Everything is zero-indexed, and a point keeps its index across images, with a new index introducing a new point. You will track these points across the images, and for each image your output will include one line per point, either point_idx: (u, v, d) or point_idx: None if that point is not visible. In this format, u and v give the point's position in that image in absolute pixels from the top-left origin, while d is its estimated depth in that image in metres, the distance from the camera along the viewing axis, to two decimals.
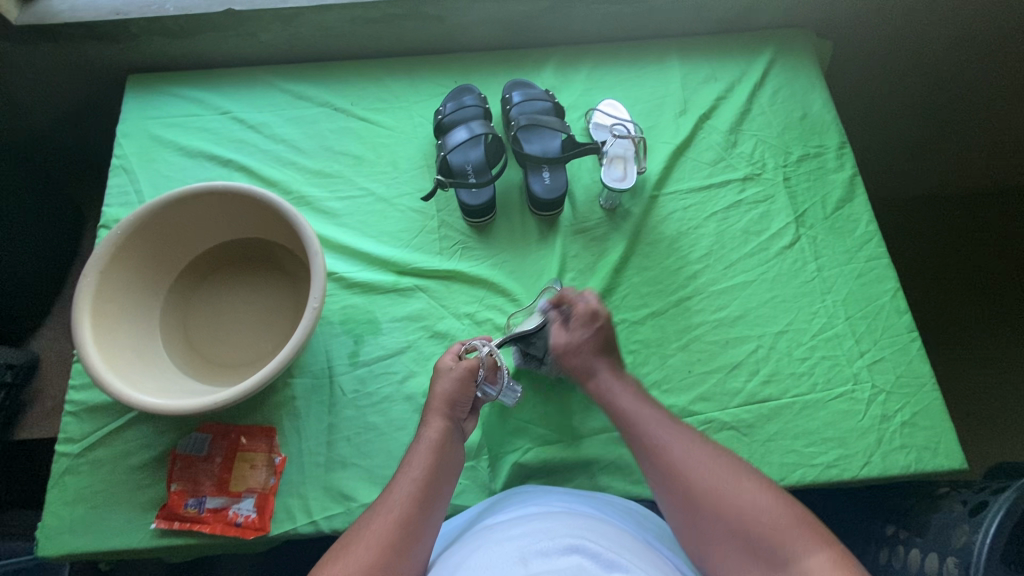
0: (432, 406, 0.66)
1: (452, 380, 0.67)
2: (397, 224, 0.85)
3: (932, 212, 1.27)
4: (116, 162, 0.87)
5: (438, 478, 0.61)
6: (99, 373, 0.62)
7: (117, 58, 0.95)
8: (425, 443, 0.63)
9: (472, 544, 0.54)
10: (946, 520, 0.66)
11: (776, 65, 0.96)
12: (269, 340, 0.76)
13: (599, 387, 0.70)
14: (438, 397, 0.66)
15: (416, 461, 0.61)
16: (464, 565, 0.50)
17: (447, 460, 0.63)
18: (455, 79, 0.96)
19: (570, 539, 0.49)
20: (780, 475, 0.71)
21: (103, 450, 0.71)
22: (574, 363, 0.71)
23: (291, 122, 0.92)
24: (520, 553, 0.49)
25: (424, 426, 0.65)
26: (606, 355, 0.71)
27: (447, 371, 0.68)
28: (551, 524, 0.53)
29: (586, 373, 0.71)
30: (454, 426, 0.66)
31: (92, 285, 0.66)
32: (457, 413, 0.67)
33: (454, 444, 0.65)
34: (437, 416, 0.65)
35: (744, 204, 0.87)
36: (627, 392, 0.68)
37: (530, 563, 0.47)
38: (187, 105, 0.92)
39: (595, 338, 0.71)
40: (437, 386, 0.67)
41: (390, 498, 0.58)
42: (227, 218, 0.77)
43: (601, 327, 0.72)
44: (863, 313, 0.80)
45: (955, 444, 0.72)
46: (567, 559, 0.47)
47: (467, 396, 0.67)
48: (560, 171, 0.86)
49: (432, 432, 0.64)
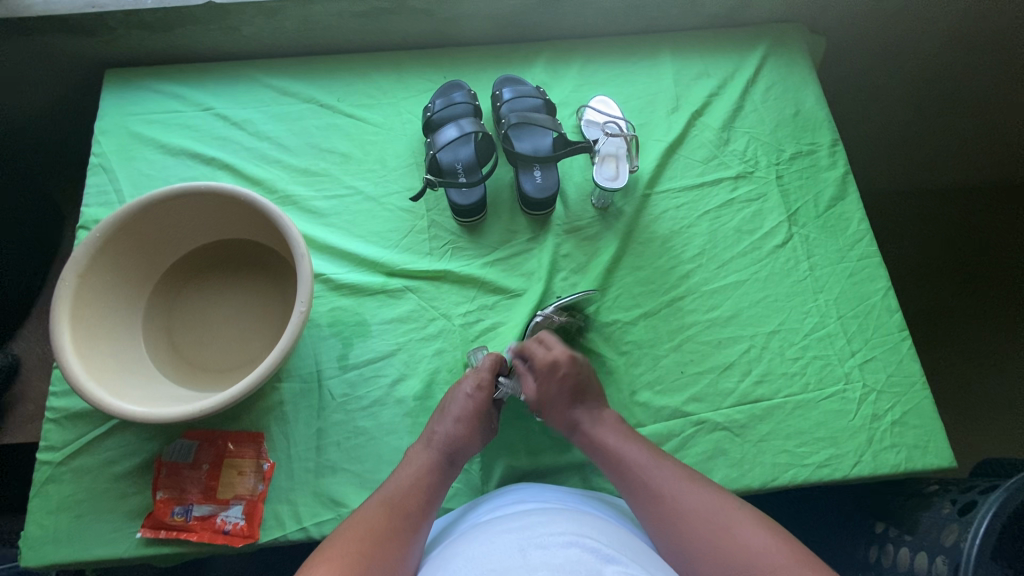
0: (426, 436, 0.65)
1: (451, 420, 0.65)
2: (386, 223, 0.84)
3: (938, 208, 1.24)
4: (94, 161, 0.85)
5: (421, 502, 0.59)
6: (79, 381, 0.60)
7: (95, 53, 0.93)
8: (411, 469, 0.62)
9: (471, 536, 0.53)
10: (935, 518, 0.67)
11: (770, 61, 0.95)
12: (256, 344, 0.75)
13: (590, 436, 0.66)
14: (435, 432, 0.65)
15: (400, 484, 0.60)
16: (461, 557, 0.49)
17: (434, 497, 0.60)
18: (445, 75, 0.94)
19: (569, 535, 0.48)
20: (772, 475, 0.71)
21: (86, 458, 0.70)
22: (554, 413, 0.68)
23: (276, 119, 0.89)
24: (519, 545, 0.47)
25: (413, 454, 0.64)
26: (580, 403, 0.67)
27: (448, 410, 0.66)
28: (550, 520, 0.52)
29: (566, 426, 0.67)
30: (445, 464, 0.63)
31: (71, 288, 0.64)
32: (455, 458, 0.64)
33: (440, 478, 0.62)
34: (436, 450, 0.63)
35: (736, 202, 0.86)
36: (621, 436, 0.65)
37: (528, 554, 0.46)
38: (169, 101, 0.90)
39: (564, 388, 0.67)
40: (439, 424, 0.65)
41: (365, 515, 0.56)
42: (210, 219, 0.75)
43: (563, 375, 0.67)
44: (855, 312, 0.80)
45: (944, 444, 0.72)
46: (566, 553, 0.46)
47: (472, 445, 0.65)
48: (551, 169, 0.85)
49: (418, 461, 0.63)
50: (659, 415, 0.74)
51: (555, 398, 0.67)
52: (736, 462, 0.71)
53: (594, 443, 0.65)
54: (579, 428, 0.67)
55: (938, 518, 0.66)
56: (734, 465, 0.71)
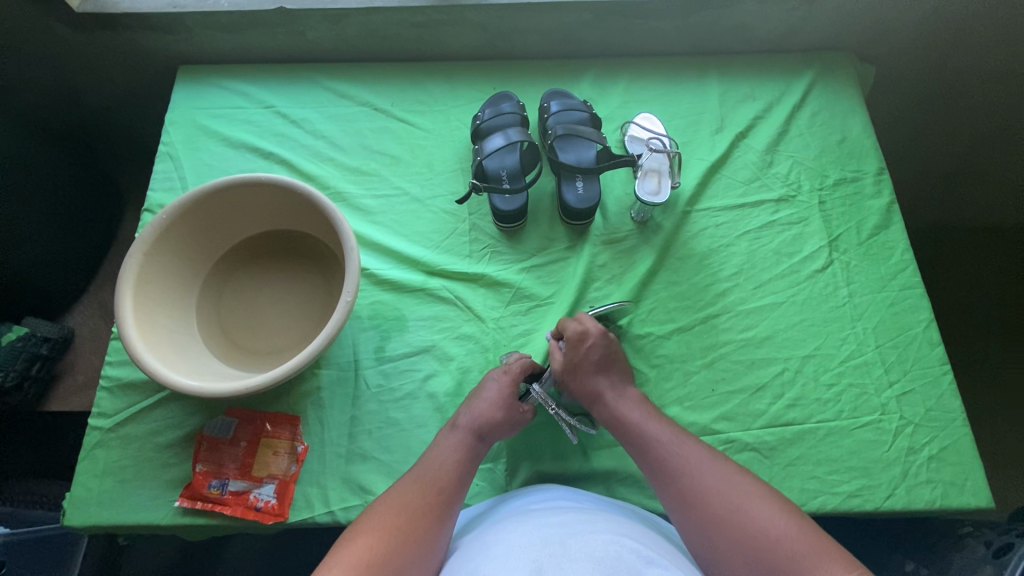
0: (458, 418, 0.66)
1: (485, 403, 0.66)
2: (429, 224, 0.87)
3: (994, 245, 1.18)
4: (163, 149, 0.90)
5: (456, 482, 0.60)
6: (137, 350, 0.63)
7: (171, 50, 0.99)
8: (445, 450, 0.63)
9: (508, 525, 0.53)
10: (969, 560, 0.66)
11: (817, 88, 0.96)
12: (300, 331, 0.78)
13: (613, 409, 0.66)
14: (468, 414, 0.66)
15: (435, 464, 0.61)
16: (501, 543, 0.49)
17: (463, 475, 0.62)
18: (494, 86, 0.97)
19: (608, 534, 0.49)
20: (801, 500, 0.70)
21: (133, 427, 0.73)
22: (579, 384, 0.69)
23: (332, 120, 0.94)
24: (558, 537, 0.48)
25: (446, 435, 0.65)
26: (605, 373, 0.69)
27: (484, 396, 0.67)
28: (587, 519, 0.52)
29: (593, 397, 0.68)
30: (477, 445, 0.65)
31: (136, 265, 0.68)
32: (484, 436, 0.65)
33: (472, 459, 0.64)
34: (463, 430, 0.65)
35: (776, 225, 0.86)
36: (645, 414, 0.65)
37: (569, 546, 0.46)
38: (234, 98, 0.95)
39: (597, 355, 0.69)
40: (473, 405, 0.67)
41: (402, 493, 0.57)
42: (266, 209, 0.79)
43: (592, 345, 0.69)
44: (895, 342, 0.78)
45: (983, 483, 0.70)
46: (606, 549, 0.46)
47: (501, 429, 0.66)
48: (593, 181, 0.86)
49: (451, 442, 0.64)
50: (687, 430, 0.74)
51: (584, 366, 0.69)
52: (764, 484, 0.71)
53: (615, 414, 0.66)
54: (602, 402, 0.67)
55: (972, 560, 0.66)
56: None
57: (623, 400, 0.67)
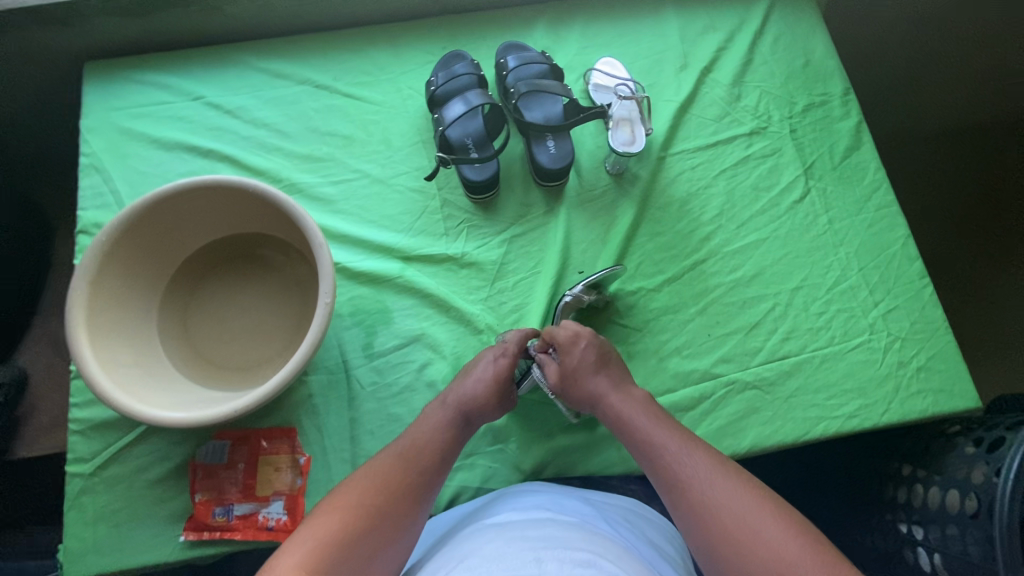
0: (445, 394, 0.65)
1: (472, 380, 0.65)
2: (398, 206, 0.81)
3: (946, 144, 1.21)
4: (86, 161, 0.81)
5: (435, 461, 0.59)
6: (104, 389, 0.58)
7: (71, 45, 0.87)
8: (428, 427, 0.61)
9: (487, 538, 0.51)
10: (962, 458, 0.68)
11: (776, 10, 0.92)
12: (278, 340, 0.73)
13: (613, 408, 0.64)
14: (454, 391, 0.65)
15: (417, 437, 0.60)
16: (475, 556, 0.48)
17: (447, 455, 0.60)
18: (443, 45, 0.90)
19: (589, 553, 0.46)
20: (804, 429, 0.72)
21: (118, 467, 0.69)
22: (575, 391, 0.66)
23: (271, 104, 0.85)
24: (534, 555, 0.46)
25: (433, 409, 0.64)
26: (604, 371, 0.66)
27: (476, 373, 0.65)
28: (570, 539, 0.49)
29: (589, 399, 0.66)
30: (463, 425, 0.63)
31: (83, 295, 0.61)
32: (471, 417, 0.64)
33: (456, 438, 0.62)
34: (450, 408, 0.63)
35: (751, 159, 0.85)
36: (646, 412, 0.62)
37: (544, 565, 0.44)
38: (155, 92, 0.85)
39: (589, 358, 0.67)
40: (462, 382, 0.65)
41: (374, 471, 0.56)
42: (217, 215, 0.72)
43: (586, 347, 0.67)
44: (876, 262, 0.80)
45: (969, 386, 0.74)
46: (583, 573, 0.44)
47: (489, 405, 0.64)
48: (564, 137, 0.82)
49: (436, 420, 0.62)
50: (688, 379, 0.74)
51: (579, 369, 0.66)
52: (769, 419, 0.72)
53: (614, 413, 0.64)
54: (602, 401, 0.65)
55: (964, 458, 0.68)
56: (767, 422, 0.72)
57: (621, 400, 0.64)
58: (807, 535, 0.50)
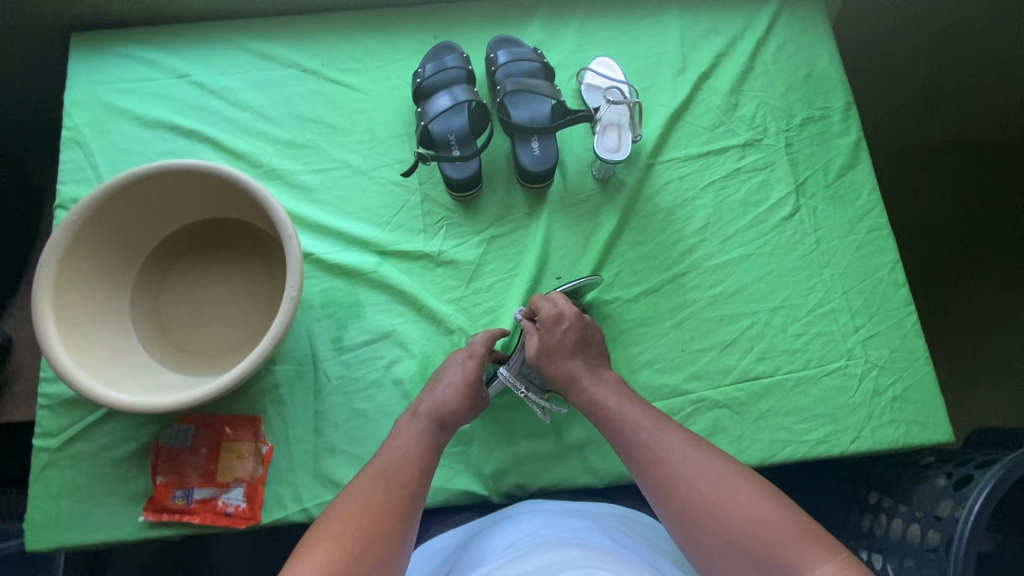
0: (417, 406, 0.64)
1: (442, 388, 0.65)
2: (378, 199, 0.80)
3: (954, 163, 1.17)
4: (67, 135, 0.80)
5: (416, 469, 0.58)
6: (67, 370, 0.58)
7: (58, 14, 0.86)
8: (402, 440, 0.60)
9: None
10: (932, 492, 0.67)
11: (782, 18, 0.89)
12: (248, 328, 0.73)
13: (588, 393, 0.64)
14: (428, 403, 0.64)
15: (394, 455, 0.59)
16: None
17: (427, 463, 0.60)
18: (435, 35, 0.88)
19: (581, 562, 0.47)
20: (770, 452, 0.71)
21: (83, 444, 0.69)
22: (555, 368, 0.66)
23: (256, 86, 0.84)
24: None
25: (405, 423, 0.63)
26: (582, 356, 0.67)
27: (446, 383, 0.65)
28: (559, 551, 0.50)
29: (567, 381, 0.66)
30: (440, 433, 0.62)
31: (51, 274, 0.61)
32: (446, 423, 0.63)
33: (433, 444, 0.62)
34: (424, 418, 0.63)
35: (742, 172, 0.83)
36: (623, 397, 0.63)
37: None
38: (141, 67, 0.84)
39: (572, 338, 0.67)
40: (434, 392, 0.65)
41: (355, 495, 0.54)
42: (192, 199, 0.71)
43: (568, 329, 0.67)
44: (861, 287, 0.78)
45: (943, 419, 0.72)
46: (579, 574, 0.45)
47: (462, 411, 0.64)
48: (550, 139, 0.81)
49: (408, 430, 0.62)
50: (657, 393, 0.73)
51: (557, 349, 0.66)
52: (735, 439, 0.72)
53: (592, 399, 0.64)
54: (578, 382, 0.65)
55: (933, 490, 0.67)
56: (733, 442, 0.71)
57: (597, 386, 0.64)
58: (782, 507, 0.51)
